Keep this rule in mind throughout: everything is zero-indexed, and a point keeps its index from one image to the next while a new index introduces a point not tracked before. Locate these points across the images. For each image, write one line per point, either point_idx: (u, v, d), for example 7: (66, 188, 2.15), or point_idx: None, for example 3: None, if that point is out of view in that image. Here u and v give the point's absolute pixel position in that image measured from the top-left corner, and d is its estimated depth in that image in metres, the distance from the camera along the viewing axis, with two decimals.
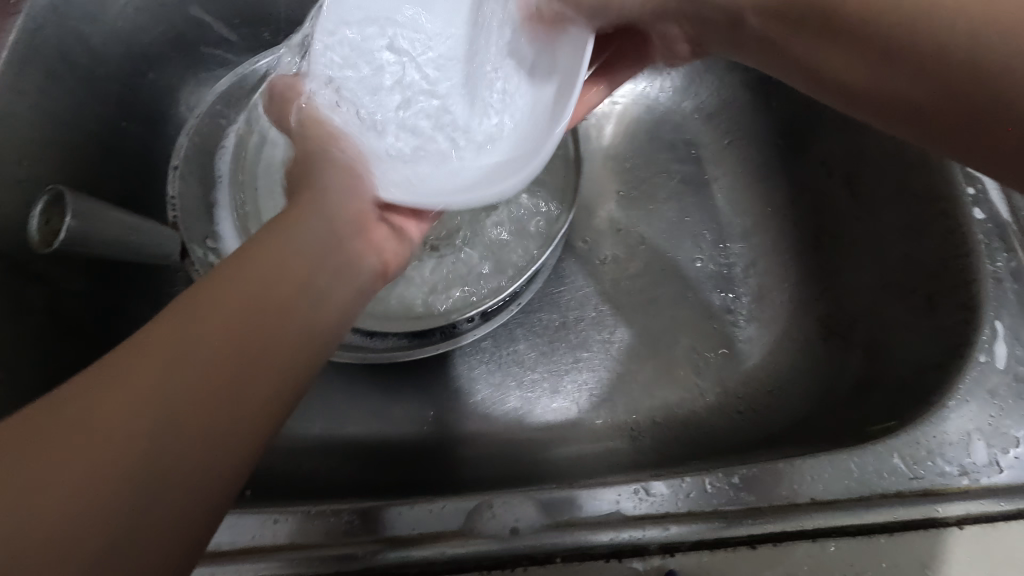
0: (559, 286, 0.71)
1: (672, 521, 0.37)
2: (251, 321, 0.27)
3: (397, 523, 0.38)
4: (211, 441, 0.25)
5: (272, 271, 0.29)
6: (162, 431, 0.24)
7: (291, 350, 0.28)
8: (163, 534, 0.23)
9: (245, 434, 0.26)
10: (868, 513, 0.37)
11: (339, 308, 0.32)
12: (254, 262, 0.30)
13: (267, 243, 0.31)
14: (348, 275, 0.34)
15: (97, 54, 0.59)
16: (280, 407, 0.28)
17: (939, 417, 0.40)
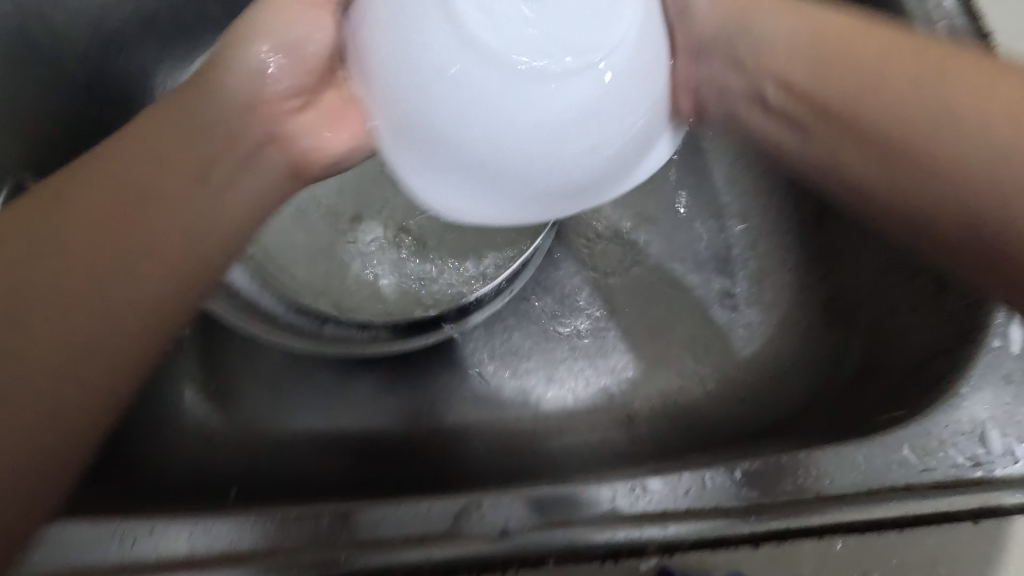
0: (553, 270, 0.68)
1: (671, 520, 0.36)
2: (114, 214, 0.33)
3: (385, 525, 0.36)
4: (118, 307, 0.33)
5: (135, 162, 0.35)
6: (80, 277, 0.32)
7: (174, 267, 0.35)
8: (75, 359, 0.31)
9: (163, 293, 0.34)
10: (876, 508, 0.35)
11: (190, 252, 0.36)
12: (134, 141, 0.35)
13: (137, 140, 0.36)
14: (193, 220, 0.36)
15: (62, 37, 0.56)
16: (180, 304, 0.35)
17: (951, 405, 0.38)
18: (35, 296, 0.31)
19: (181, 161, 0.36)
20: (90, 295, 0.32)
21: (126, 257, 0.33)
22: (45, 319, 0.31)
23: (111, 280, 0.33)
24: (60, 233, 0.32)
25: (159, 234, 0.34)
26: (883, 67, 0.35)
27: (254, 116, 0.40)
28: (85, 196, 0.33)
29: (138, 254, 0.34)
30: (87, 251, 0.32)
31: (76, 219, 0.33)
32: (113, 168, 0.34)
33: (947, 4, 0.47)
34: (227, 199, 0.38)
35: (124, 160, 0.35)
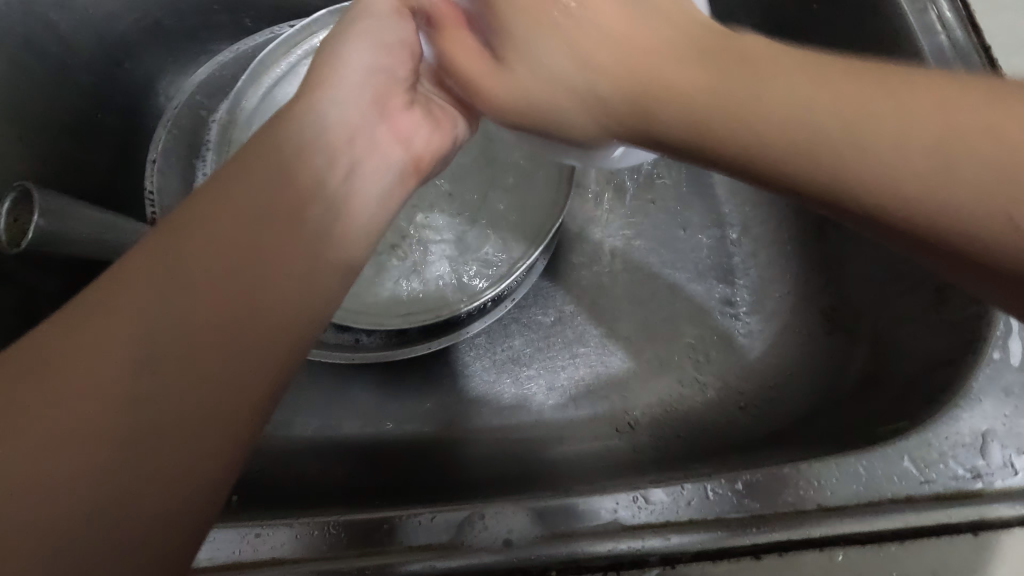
0: (554, 278, 0.69)
1: (673, 531, 0.36)
2: (246, 269, 0.31)
3: (388, 536, 0.36)
4: (220, 379, 0.29)
5: (257, 183, 0.33)
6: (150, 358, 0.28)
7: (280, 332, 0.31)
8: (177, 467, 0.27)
9: (237, 397, 0.29)
10: (877, 519, 0.35)
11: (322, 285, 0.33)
12: (234, 183, 0.32)
13: (243, 164, 0.34)
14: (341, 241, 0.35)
15: (69, 44, 0.57)
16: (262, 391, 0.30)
17: (951, 417, 0.38)
18: (152, 359, 0.28)
19: (292, 206, 0.33)
20: (215, 359, 0.29)
21: (209, 354, 0.29)
22: (127, 446, 0.26)
23: (223, 356, 0.29)
24: (179, 304, 0.29)
25: (251, 292, 0.30)
26: (807, 119, 0.29)
27: (327, 148, 0.36)
28: (217, 231, 0.31)
29: (247, 319, 0.30)
30: (208, 320, 0.29)
31: (212, 252, 0.30)
32: (226, 212, 0.31)
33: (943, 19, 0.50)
34: (331, 231, 0.34)
35: (218, 217, 0.31)
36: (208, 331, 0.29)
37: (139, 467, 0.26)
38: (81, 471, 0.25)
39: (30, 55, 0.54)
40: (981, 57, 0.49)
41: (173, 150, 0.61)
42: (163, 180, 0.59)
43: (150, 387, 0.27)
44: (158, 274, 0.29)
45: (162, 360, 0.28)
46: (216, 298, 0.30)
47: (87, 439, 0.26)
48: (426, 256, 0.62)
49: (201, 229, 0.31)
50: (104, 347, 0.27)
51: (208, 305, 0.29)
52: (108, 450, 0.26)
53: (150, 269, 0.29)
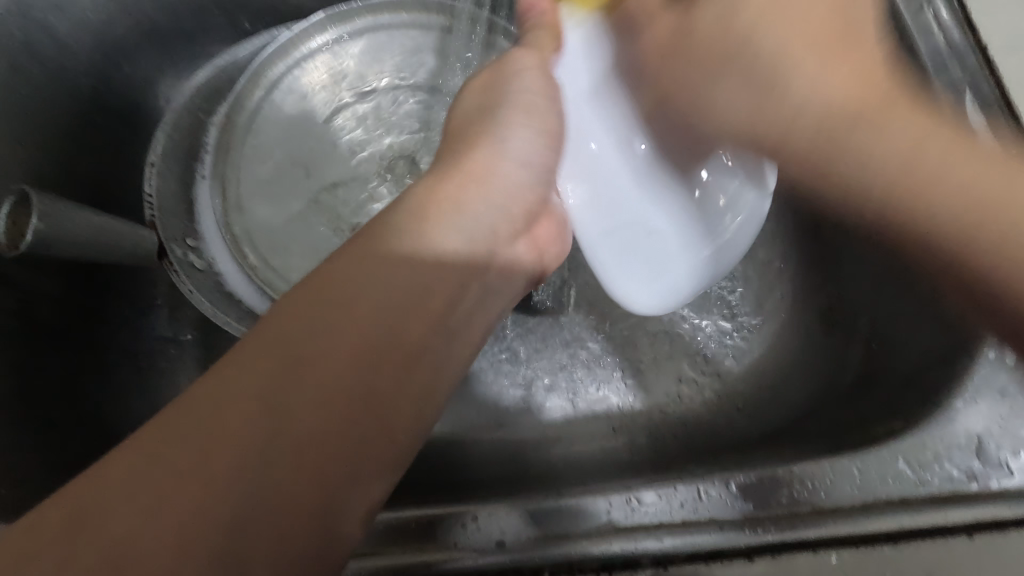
0: (552, 275, 0.69)
1: (666, 532, 0.36)
2: (366, 406, 0.33)
3: (382, 535, 0.36)
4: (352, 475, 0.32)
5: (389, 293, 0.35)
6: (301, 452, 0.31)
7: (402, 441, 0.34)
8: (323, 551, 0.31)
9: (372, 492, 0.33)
10: (870, 521, 0.35)
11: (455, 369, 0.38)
12: (373, 292, 0.35)
13: (378, 260, 0.36)
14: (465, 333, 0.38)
15: (67, 48, 0.57)
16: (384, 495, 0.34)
17: (946, 418, 0.38)
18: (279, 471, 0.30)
19: (413, 341, 0.35)
20: (311, 460, 0.31)
21: (307, 463, 0.31)
22: (220, 511, 0.29)
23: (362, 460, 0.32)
24: (303, 418, 0.31)
25: (360, 418, 0.33)
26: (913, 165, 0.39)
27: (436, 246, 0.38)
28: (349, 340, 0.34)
29: (355, 442, 0.32)
30: (322, 435, 0.31)
31: (331, 367, 0.33)
32: (356, 343, 0.34)
33: (945, 19, 0.50)
34: (439, 368, 0.36)
35: (347, 345, 0.33)
36: (329, 448, 0.31)
37: (247, 536, 0.29)
38: (199, 523, 0.28)
39: (29, 58, 0.54)
40: (978, 58, 0.50)
41: (172, 153, 0.62)
42: (162, 183, 0.60)
43: (252, 517, 0.29)
44: (291, 366, 0.32)
45: (278, 448, 0.30)
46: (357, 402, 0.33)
47: (200, 498, 0.29)
48: None
49: (326, 344, 0.33)
50: (233, 422, 0.30)
51: (322, 417, 0.32)
52: (220, 507, 0.29)
53: (291, 358, 0.32)
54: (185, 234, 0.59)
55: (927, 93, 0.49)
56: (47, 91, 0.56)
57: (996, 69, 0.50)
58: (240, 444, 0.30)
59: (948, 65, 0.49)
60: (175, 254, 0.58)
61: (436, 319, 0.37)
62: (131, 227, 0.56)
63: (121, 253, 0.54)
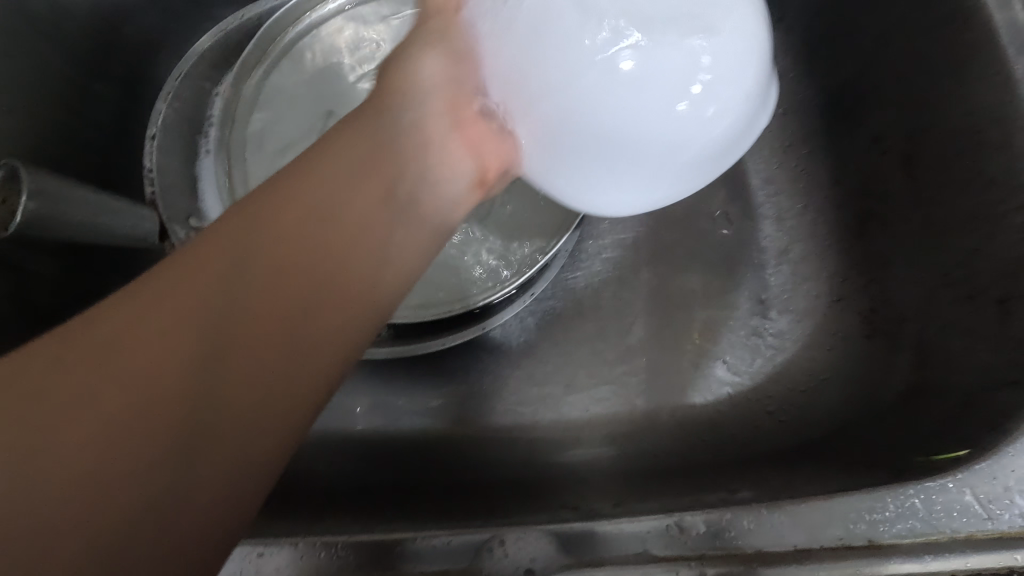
0: (575, 266, 0.65)
1: (709, 564, 0.33)
2: (270, 310, 0.28)
3: (399, 558, 0.34)
4: (266, 384, 0.28)
5: (332, 183, 0.31)
6: (197, 357, 0.27)
7: (326, 352, 0.30)
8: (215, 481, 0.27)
9: (288, 406, 0.28)
10: (934, 560, 0.32)
11: (395, 279, 0.32)
12: (307, 185, 0.31)
13: (321, 156, 0.32)
14: (412, 237, 0.33)
15: (62, 7, 0.53)
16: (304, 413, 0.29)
17: (1019, 448, 0.34)
18: (173, 372, 0.26)
19: (341, 231, 0.31)
20: (249, 363, 0.28)
21: (287, 338, 0.29)
22: (167, 454, 0.26)
23: (275, 370, 0.28)
24: (202, 313, 0.28)
25: (300, 306, 0.29)
26: None
27: (405, 156, 0.33)
28: (271, 236, 0.29)
29: (297, 337, 0.29)
30: (262, 340, 0.28)
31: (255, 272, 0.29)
32: (292, 230, 0.30)
33: None
34: (388, 258, 0.32)
35: (281, 238, 0.29)
36: (272, 351, 0.28)
37: (125, 451, 0.25)
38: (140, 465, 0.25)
39: (20, 18, 0.50)
40: None
41: (176, 125, 0.58)
42: (164, 157, 0.56)
43: (136, 425, 0.25)
44: (218, 273, 0.28)
45: (213, 362, 0.27)
46: (273, 302, 0.29)
47: (135, 441, 0.25)
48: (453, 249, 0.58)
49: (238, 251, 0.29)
50: (159, 349, 0.26)
51: (253, 323, 0.28)
52: (162, 450, 0.26)
53: (211, 267, 0.28)
54: (189, 214, 0.56)
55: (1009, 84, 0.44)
56: (41, 54, 0.52)
57: None
58: (164, 371, 0.26)
59: None
60: (178, 236, 0.55)
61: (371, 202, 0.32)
62: (131, 205, 0.51)
63: (120, 237, 0.51)
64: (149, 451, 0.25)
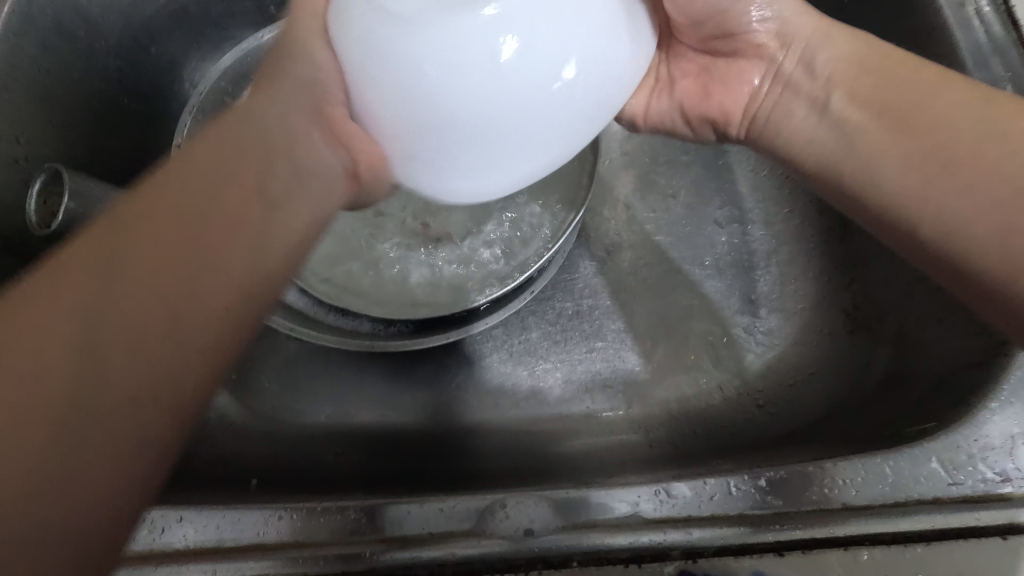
0: (574, 268, 0.68)
1: (695, 525, 0.35)
2: (126, 332, 0.28)
3: (407, 522, 0.36)
4: (109, 394, 0.27)
5: (198, 198, 0.30)
6: (89, 367, 0.27)
7: (199, 361, 0.29)
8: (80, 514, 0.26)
9: (164, 425, 0.28)
10: (904, 521, 0.35)
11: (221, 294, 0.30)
12: (181, 194, 0.30)
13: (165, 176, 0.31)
14: (256, 251, 0.32)
15: (96, 28, 0.57)
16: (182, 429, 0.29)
17: (981, 419, 0.37)
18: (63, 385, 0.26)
19: (214, 215, 0.30)
20: (129, 350, 0.28)
21: (154, 347, 0.28)
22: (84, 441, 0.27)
23: (123, 382, 0.27)
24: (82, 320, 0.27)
25: (176, 317, 0.29)
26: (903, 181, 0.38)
27: (268, 160, 0.33)
28: (136, 255, 0.29)
29: (186, 320, 0.29)
30: (168, 325, 0.29)
31: (123, 270, 0.28)
32: (182, 218, 0.30)
33: (986, 12, 0.49)
34: (263, 235, 0.32)
35: (174, 231, 0.29)
36: (184, 331, 0.29)
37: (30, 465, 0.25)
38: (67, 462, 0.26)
39: (59, 38, 0.54)
40: (1020, 52, 0.48)
41: None
42: None
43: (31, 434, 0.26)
44: (84, 282, 0.28)
45: (104, 348, 0.27)
46: (139, 313, 0.28)
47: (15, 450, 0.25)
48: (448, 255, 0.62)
49: (128, 250, 0.29)
50: (61, 358, 0.27)
51: (117, 334, 0.28)
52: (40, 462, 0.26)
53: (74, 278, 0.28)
54: None
55: None
56: (77, 71, 0.56)
57: None
58: (59, 368, 0.27)
59: (989, 61, 0.47)
60: None
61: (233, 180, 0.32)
62: None
63: None
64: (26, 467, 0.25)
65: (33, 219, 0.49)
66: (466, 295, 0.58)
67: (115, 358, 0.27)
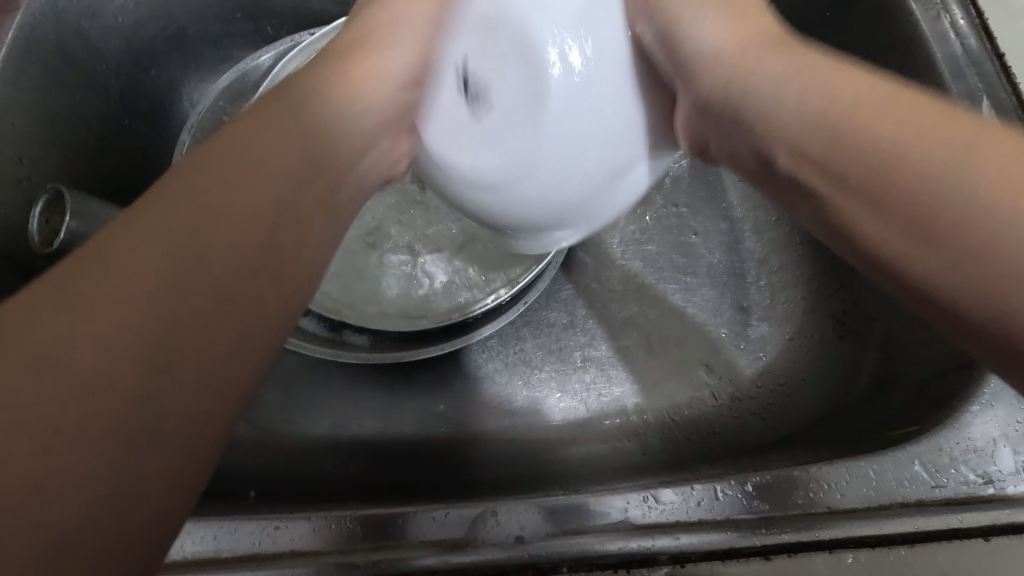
0: (568, 278, 0.69)
1: (683, 531, 0.36)
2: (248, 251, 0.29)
3: (424, 529, 0.37)
4: (203, 368, 0.27)
5: (260, 166, 0.31)
6: (175, 325, 0.26)
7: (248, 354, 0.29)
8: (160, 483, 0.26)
9: (209, 423, 0.27)
10: (888, 524, 0.36)
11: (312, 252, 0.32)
12: (225, 179, 0.30)
13: (229, 151, 0.31)
14: (269, 285, 0.30)
15: (98, 51, 0.59)
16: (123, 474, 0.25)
17: (962, 422, 0.38)
18: (169, 337, 0.26)
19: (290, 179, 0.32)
20: (232, 285, 0.28)
21: (233, 286, 0.28)
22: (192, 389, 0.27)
23: (202, 351, 0.27)
24: (163, 275, 0.26)
25: (280, 218, 0.31)
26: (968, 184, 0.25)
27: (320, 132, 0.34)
28: (203, 224, 0.28)
29: (247, 271, 0.29)
30: (238, 233, 0.29)
31: (225, 197, 0.29)
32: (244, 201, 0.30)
33: (961, 25, 0.50)
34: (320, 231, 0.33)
35: (189, 227, 0.28)
36: (243, 240, 0.29)
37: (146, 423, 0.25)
38: (70, 453, 0.23)
39: (62, 63, 0.56)
40: (995, 65, 0.49)
41: None
42: None
43: (141, 389, 0.25)
44: (157, 254, 0.27)
45: (202, 296, 0.27)
46: (222, 259, 0.28)
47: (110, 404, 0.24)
48: (442, 267, 0.62)
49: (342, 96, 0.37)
50: (131, 261, 0.26)
51: (226, 238, 0.28)
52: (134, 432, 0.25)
53: (148, 249, 0.27)
54: None
55: (945, 103, 0.49)
56: (79, 93, 0.58)
57: (1013, 77, 0.49)
58: (143, 324, 0.26)
59: (964, 74, 0.48)
60: None
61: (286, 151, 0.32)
62: None
63: None
64: (118, 454, 0.24)
65: (37, 237, 0.51)
66: (457, 307, 0.60)
67: (201, 361, 0.27)
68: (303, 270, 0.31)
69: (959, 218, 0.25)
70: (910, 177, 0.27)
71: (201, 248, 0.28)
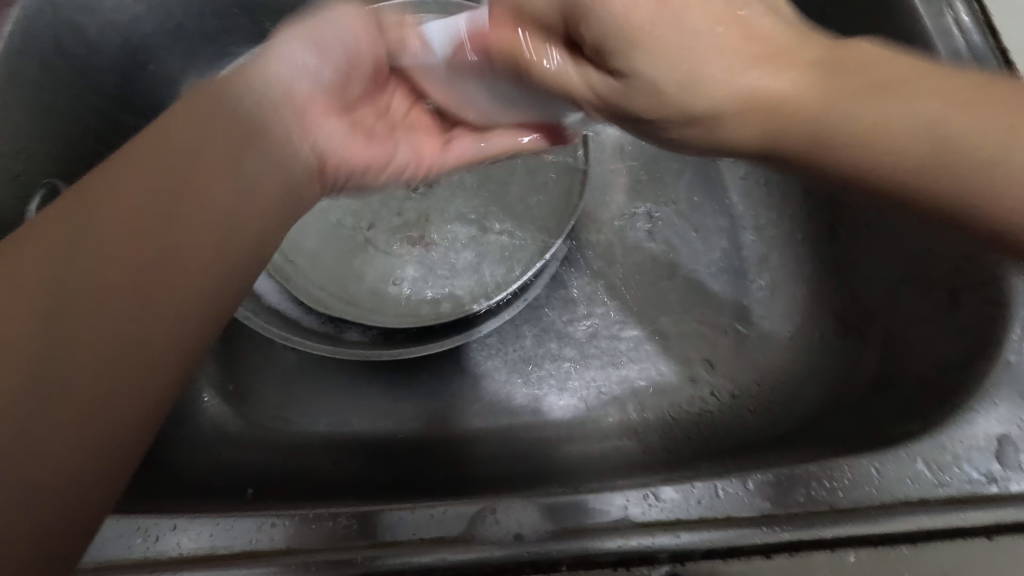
0: (568, 275, 0.69)
1: (682, 529, 0.36)
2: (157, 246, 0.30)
3: (406, 527, 0.37)
4: (109, 364, 0.29)
5: (176, 162, 0.32)
6: (92, 320, 0.29)
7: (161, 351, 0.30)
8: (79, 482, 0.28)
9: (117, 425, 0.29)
10: (889, 522, 0.36)
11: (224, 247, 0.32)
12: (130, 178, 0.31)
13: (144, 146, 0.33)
14: (181, 279, 0.31)
15: (95, 47, 0.58)
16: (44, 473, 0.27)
17: (965, 421, 0.38)
18: (83, 330, 0.28)
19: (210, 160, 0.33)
20: (139, 285, 0.30)
21: (140, 284, 0.30)
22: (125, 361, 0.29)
23: (115, 345, 0.29)
24: (81, 268, 0.29)
25: (200, 216, 0.32)
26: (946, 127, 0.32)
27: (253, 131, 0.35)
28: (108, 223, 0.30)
29: (152, 267, 0.30)
30: (147, 228, 0.30)
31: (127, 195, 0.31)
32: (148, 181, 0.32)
33: (964, 20, 0.49)
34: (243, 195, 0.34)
35: (105, 225, 0.30)
36: (148, 233, 0.30)
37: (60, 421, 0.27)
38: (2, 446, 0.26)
39: (58, 58, 0.55)
40: (999, 61, 0.48)
41: None
42: None
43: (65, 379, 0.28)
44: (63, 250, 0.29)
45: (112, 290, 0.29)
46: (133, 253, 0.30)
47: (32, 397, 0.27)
48: (441, 264, 0.62)
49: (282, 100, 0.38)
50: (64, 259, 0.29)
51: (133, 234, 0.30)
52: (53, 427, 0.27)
53: (76, 242, 0.30)
54: None
55: None
56: (76, 88, 0.57)
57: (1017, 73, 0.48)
58: (63, 319, 0.28)
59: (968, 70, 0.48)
60: None
61: (203, 151, 0.33)
62: None
63: None
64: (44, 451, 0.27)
65: None
66: (456, 303, 0.59)
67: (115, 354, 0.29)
68: (224, 266, 0.32)
69: (965, 167, 0.32)
70: (908, 127, 0.32)
71: (113, 243, 0.30)
